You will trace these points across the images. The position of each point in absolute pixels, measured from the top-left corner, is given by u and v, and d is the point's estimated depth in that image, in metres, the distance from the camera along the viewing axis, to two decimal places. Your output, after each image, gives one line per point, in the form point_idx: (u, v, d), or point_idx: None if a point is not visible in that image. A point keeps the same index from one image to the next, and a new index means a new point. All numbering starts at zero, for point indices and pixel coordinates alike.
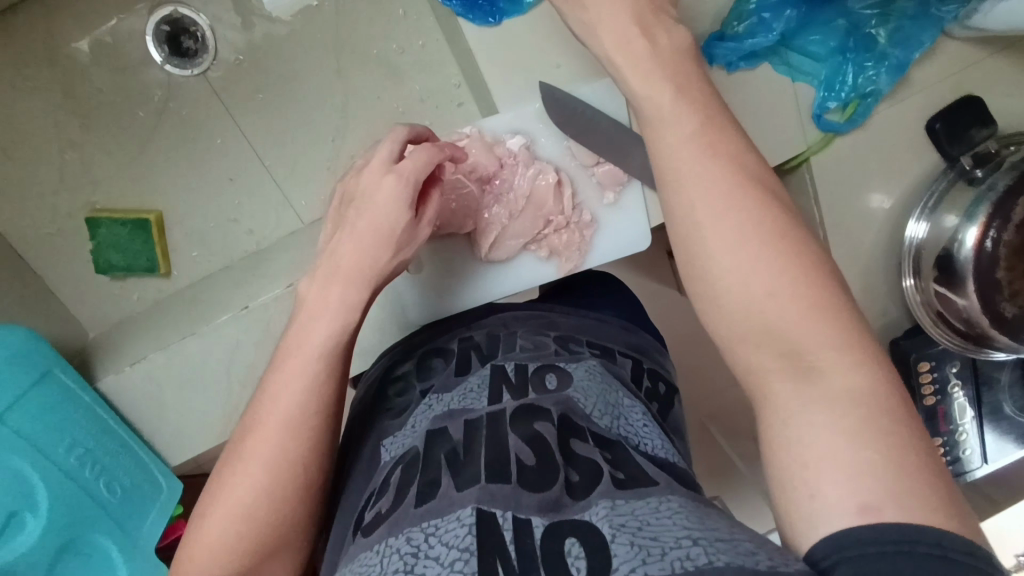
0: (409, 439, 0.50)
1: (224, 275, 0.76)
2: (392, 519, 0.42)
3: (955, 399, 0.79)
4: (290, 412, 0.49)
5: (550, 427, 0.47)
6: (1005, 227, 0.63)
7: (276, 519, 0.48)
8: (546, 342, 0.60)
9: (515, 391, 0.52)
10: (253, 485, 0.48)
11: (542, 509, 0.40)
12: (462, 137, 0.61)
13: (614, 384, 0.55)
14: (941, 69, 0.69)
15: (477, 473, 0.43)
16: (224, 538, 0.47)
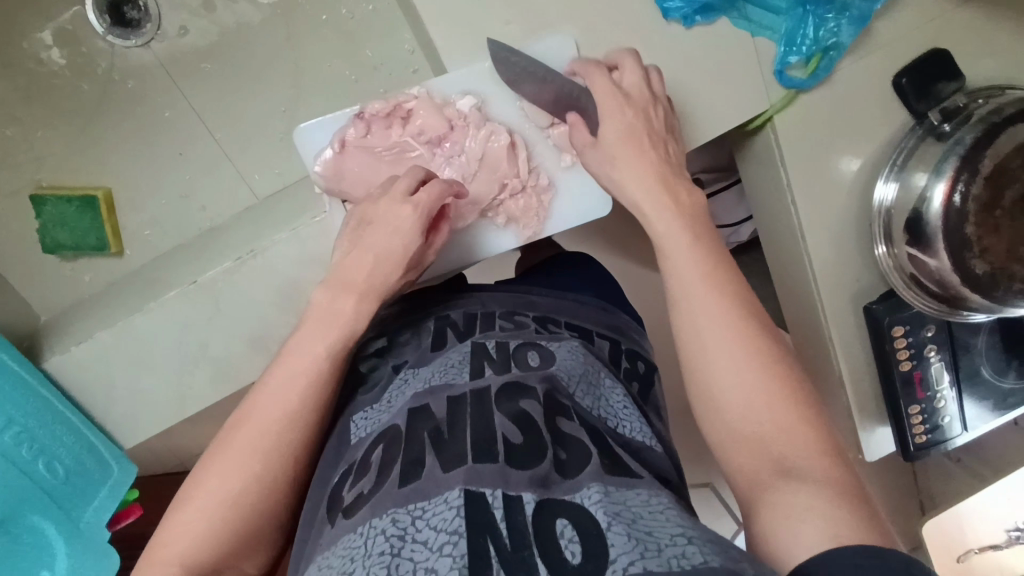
0: (388, 417, 0.51)
1: (178, 253, 0.74)
2: (375, 500, 0.43)
3: (931, 365, 0.78)
4: (285, 406, 0.51)
5: (535, 405, 0.49)
6: (973, 180, 0.62)
7: (257, 504, 0.49)
8: (523, 323, 0.62)
9: (496, 368, 0.53)
10: (239, 470, 0.49)
11: (533, 484, 0.42)
12: (410, 97, 0.59)
13: (596, 366, 0.57)
14: (907, 21, 0.67)
15: (463, 454, 0.44)
16: (204, 519, 0.48)
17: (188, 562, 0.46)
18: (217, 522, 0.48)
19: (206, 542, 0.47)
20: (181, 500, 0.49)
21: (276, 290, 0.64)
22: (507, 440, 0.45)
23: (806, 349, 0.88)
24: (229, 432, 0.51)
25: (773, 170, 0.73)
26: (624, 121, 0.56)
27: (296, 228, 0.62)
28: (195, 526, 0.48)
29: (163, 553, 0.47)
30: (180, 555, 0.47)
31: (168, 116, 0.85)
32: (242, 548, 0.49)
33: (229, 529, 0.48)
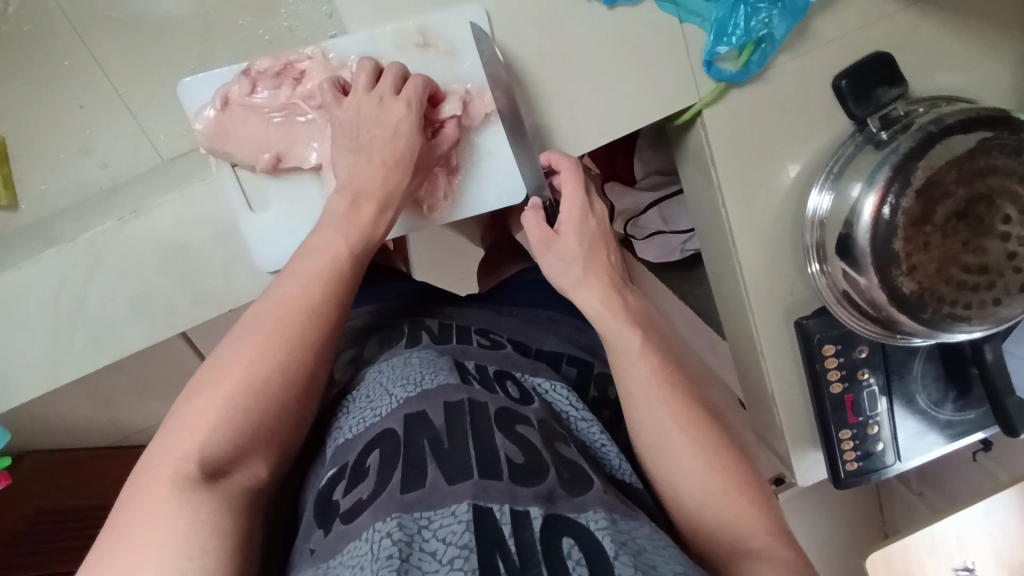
0: (378, 422, 0.50)
1: (69, 214, 0.69)
2: (377, 505, 0.43)
3: (865, 388, 0.74)
4: (306, 295, 0.50)
5: (532, 432, 0.50)
6: (903, 193, 0.58)
7: (268, 400, 0.47)
8: (499, 342, 0.64)
9: (481, 384, 0.54)
10: (257, 359, 0.47)
11: (539, 500, 0.43)
12: (304, 57, 0.58)
13: (576, 400, 0.59)
14: (847, 21, 0.63)
15: (467, 468, 0.44)
16: (213, 412, 0.45)
17: (203, 460, 0.43)
18: (229, 415, 0.45)
19: (222, 435, 0.45)
20: (187, 400, 0.46)
21: (158, 253, 0.61)
22: (510, 460, 0.46)
23: (741, 363, 0.84)
24: (241, 328, 0.49)
25: (705, 171, 0.68)
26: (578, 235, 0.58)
27: (183, 191, 0.60)
28: (209, 418, 0.45)
29: (165, 450, 0.43)
30: (194, 451, 0.43)
31: (67, 67, 0.73)
32: (253, 449, 0.46)
33: (241, 426, 0.45)
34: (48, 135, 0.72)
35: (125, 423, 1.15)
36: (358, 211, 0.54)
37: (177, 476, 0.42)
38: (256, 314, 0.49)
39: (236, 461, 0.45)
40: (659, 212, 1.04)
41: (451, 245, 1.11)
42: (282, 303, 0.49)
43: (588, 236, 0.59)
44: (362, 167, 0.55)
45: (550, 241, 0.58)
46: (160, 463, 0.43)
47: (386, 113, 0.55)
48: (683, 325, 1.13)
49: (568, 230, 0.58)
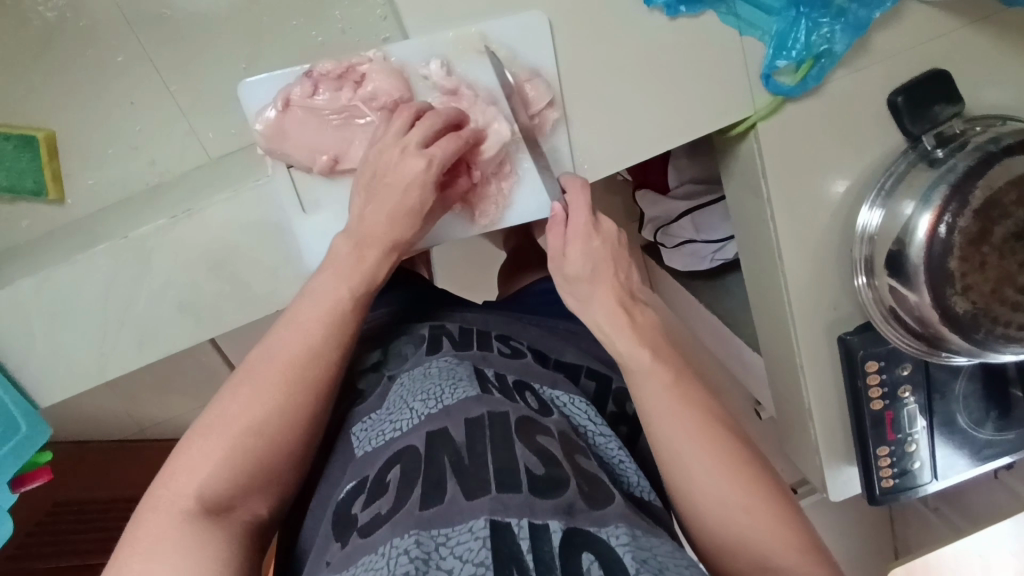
0: (399, 435, 0.50)
1: (117, 208, 0.69)
2: (395, 520, 0.43)
3: (905, 406, 0.73)
4: (307, 340, 0.53)
5: (553, 443, 0.50)
6: (961, 211, 0.58)
7: (266, 443, 0.49)
8: (520, 350, 0.64)
9: (501, 395, 0.54)
10: (265, 398, 0.50)
11: (558, 513, 0.43)
12: (365, 60, 0.58)
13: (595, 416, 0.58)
14: (908, 37, 0.63)
15: (486, 484, 0.44)
16: (213, 455, 0.48)
17: (203, 499, 0.46)
18: (228, 457, 0.48)
19: (220, 476, 0.48)
20: (190, 441, 0.49)
21: (206, 254, 0.61)
22: (529, 472, 0.46)
23: (776, 375, 0.83)
24: (240, 375, 0.52)
25: (754, 183, 0.68)
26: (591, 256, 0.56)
27: (235, 191, 0.60)
28: (209, 459, 0.48)
29: (164, 491, 0.46)
30: (194, 491, 0.46)
31: (119, 62, 0.73)
32: (254, 487, 0.49)
33: (240, 466, 0.48)
34: (96, 128, 0.72)
35: (147, 415, 1.15)
36: (363, 253, 0.56)
37: (177, 516, 0.45)
38: (257, 361, 0.52)
39: (234, 500, 0.48)
40: (692, 221, 1.03)
41: (477, 252, 1.11)
42: (284, 346, 0.53)
43: (593, 254, 0.56)
44: (373, 214, 0.56)
45: (558, 264, 0.57)
46: (162, 501, 0.46)
47: (399, 165, 0.56)
48: (710, 334, 1.13)
49: (573, 250, 0.56)
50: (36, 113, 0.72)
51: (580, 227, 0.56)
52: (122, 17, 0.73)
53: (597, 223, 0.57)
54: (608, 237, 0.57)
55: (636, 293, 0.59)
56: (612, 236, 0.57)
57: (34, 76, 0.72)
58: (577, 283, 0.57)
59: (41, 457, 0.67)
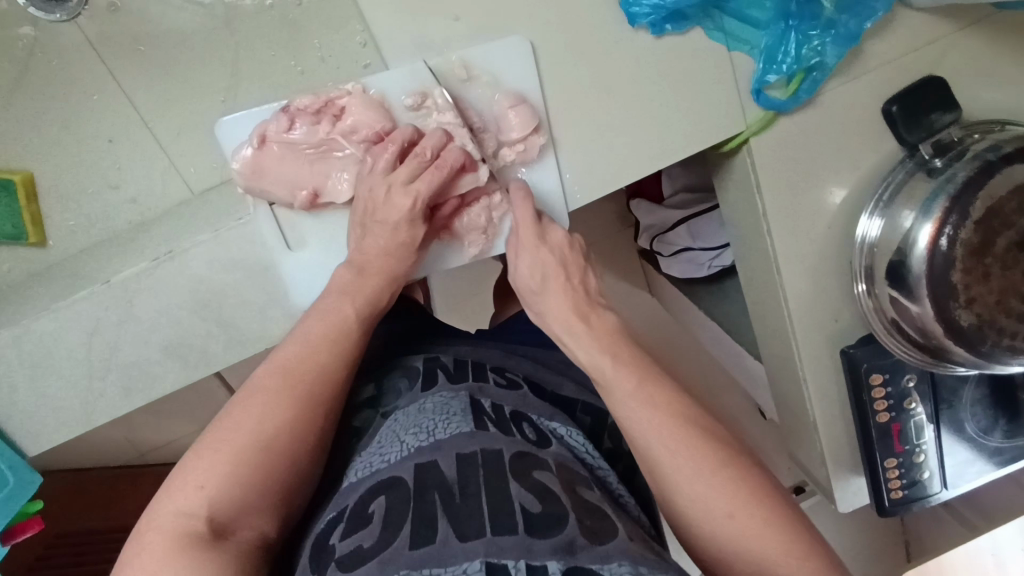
0: (387, 468, 0.49)
1: (100, 249, 0.68)
2: (383, 558, 0.41)
3: (912, 417, 0.72)
4: (315, 357, 0.53)
5: (551, 477, 0.48)
6: (962, 223, 0.56)
7: (274, 458, 0.49)
8: (515, 381, 0.64)
9: (497, 429, 0.53)
10: (272, 411, 0.50)
11: (557, 553, 0.41)
12: (343, 93, 0.56)
13: (589, 450, 0.58)
14: (901, 44, 0.61)
15: (480, 525, 0.43)
16: (220, 469, 0.47)
17: (210, 516, 0.45)
18: (236, 472, 0.47)
19: (228, 491, 0.46)
20: (195, 455, 0.48)
21: (191, 295, 0.59)
22: (525, 510, 0.44)
23: (779, 388, 0.82)
24: (246, 388, 0.51)
25: (749, 197, 0.66)
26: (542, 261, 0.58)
27: (218, 230, 0.59)
28: (215, 474, 0.47)
29: (167, 507, 0.45)
30: (202, 507, 0.45)
31: (96, 102, 0.71)
32: (260, 504, 0.48)
33: (247, 480, 0.47)
34: (75, 167, 0.71)
35: (146, 446, 1.14)
36: (364, 281, 0.58)
37: (183, 533, 0.43)
38: (265, 373, 0.52)
39: (240, 517, 0.46)
40: (688, 229, 1.02)
41: (473, 271, 1.09)
42: (293, 360, 0.53)
43: (542, 262, 0.58)
44: (370, 243, 0.58)
45: (513, 275, 0.60)
46: (166, 518, 0.44)
47: (390, 208, 0.56)
48: (712, 341, 1.12)
49: (523, 260, 0.59)
50: (11, 155, 0.70)
51: (531, 240, 0.59)
52: (96, 53, 0.71)
53: (546, 234, 0.59)
54: (559, 248, 0.59)
55: (596, 295, 0.60)
56: (564, 248, 0.59)
57: (7, 117, 0.70)
58: (530, 297, 0.59)
59: (30, 508, 0.66)
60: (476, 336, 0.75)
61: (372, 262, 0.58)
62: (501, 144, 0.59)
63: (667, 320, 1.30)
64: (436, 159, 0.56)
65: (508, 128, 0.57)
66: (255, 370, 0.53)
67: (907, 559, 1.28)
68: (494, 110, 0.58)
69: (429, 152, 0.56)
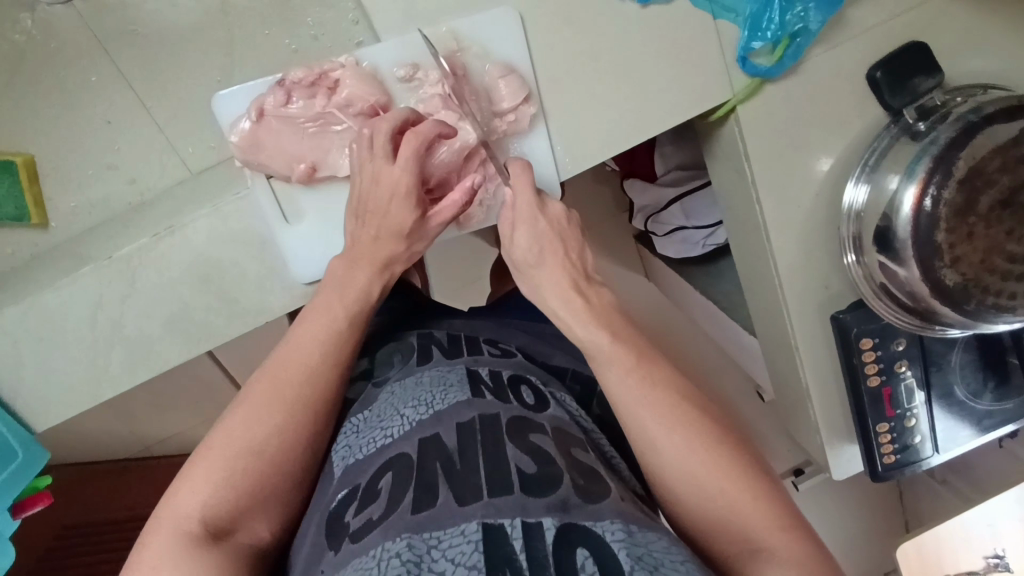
0: (392, 443, 0.50)
1: (101, 229, 0.69)
2: (387, 524, 0.42)
3: (902, 381, 0.73)
4: (305, 357, 0.55)
5: (546, 440, 0.50)
6: (945, 183, 0.57)
7: (267, 459, 0.51)
8: (509, 351, 0.66)
9: (493, 396, 0.54)
10: (263, 416, 0.52)
11: (550, 511, 0.42)
12: (337, 66, 0.58)
13: (583, 417, 0.58)
14: (884, 9, 0.62)
15: (478, 489, 0.44)
16: (217, 472, 0.49)
17: (207, 518, 0.47)
18: (232, 475, 0.49)
19: (225, 494, 0.48)
20: (193, 462, 0.50)
21: (192, 269, 0.61)
22: (521, 471, 0.45)
23: (772, 358, 0.83)
24: (240, 398, 0.54)
25: (738, 166, 0.67)
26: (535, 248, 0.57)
27: (217, 205, 0.60)
28: (212, 478, 0.49)
29: (168, 512, 0.47)
30: (199, 511, 0.47)
31: (94, 83, 0.72)
32: (256, 504, 0.49)
33: (243, 482, 0.49)
34: (74, 150, 0.72)
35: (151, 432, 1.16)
36: (355, 268, 0.58)
37: (181, 534, 0.45)
38: (257, 381, 0.54)
39: (237, 518, 0.48)
40: (681, 207, 1.03)
41: (470, 254, 1.11)
42: (284, 365, 0.55)
43: (538, 234, 0.57)
44: (367, 220, 0.59)
45: (509, 251, 0.58)
46: (168, 521, 0.46)
47: (382, 179, 0.56)
48: (707, 319, 1.13)
49: (519, 233, 0.57)
50: (12, 138, 0.71)
51: (526, 211, 0.57)
52: (93, 39, 0.72)
53: (543, 205, 0.58)
54: (555, 219, 0.58)
55: (592, 275, 0.60)
56: (560, 219, 0.59)
57: (5, 102, 0.71)
58: (526, 269, 0.58)
59: (41, 482, 0.67)
60: (471, 312, 0.76)
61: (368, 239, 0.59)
62: (493, 119, 0.59)
63: (663, 300, 1.31)
64: (412, 133, 0.56)
65: (498, 99, 0.58)
66: (250, 379, 0.56)
67: (905, 531, 1.31)
68: (485, 82, 0.59)
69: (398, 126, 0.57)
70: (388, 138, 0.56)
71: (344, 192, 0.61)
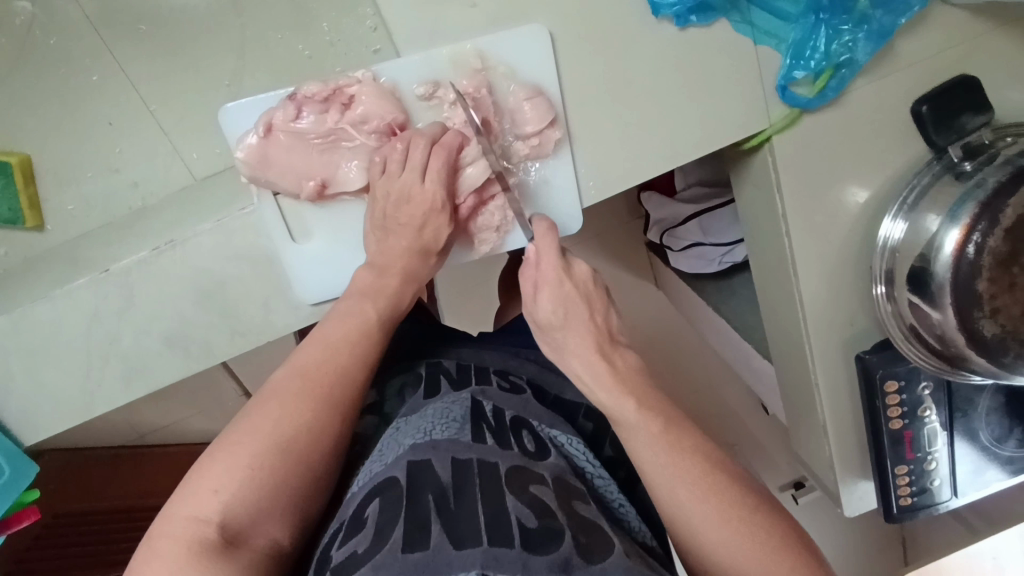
0: (384, 471, 0.48)
1: (99, 235, 0.66)
2: (375, 563, 0.39)
3: (925, 425, 0.70)
4: (335, 358, 0.52)
5: (547, 491, 0.47)
6: (991, 231, 0.54)
7: (291, 461, 0.47)
8: (519, 385, 0.63)
9: (494, 440, 0.52)
10: (293, 413, 0.48)
11: (553, 569, 0.39)
12: (353, 81, 0.54)
13: (587, 462, 0.56)
14: (935, 41, 0.59)
15: (477, 534, 0.41)
16: (237, 471, 0.45)
17: (225, 520, 0.43)
18: (255, 474, 0.45)
19: (245, 495, 0.45)
20: (212, 456, 0.46)
21: (194, 285, 0.58)
22: (522, 524, 0.43)
23: (788, 391, 0.81)
24: (269, 389, 0.50)
25: (768, 196, 0.64)
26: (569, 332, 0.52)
27: (221, 219, 0.57)
28: (232, 476, 0.45)
29: (181, 511, 0.43)
30: (216, 513, 0.43)
31: (96, 82, 0.69)
32: (277, 508, 0.46)
33: (264, 484, 0.45)
34: (74, 150, 0.69)
35: (146, 429, 1.14)
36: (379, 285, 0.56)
37: (196, 539, 0.42)
38: (287, 376, 0.51)
39: (254, 523, 0.44)
40: (698, 224, 1.00)
41: (480, 271, 1.09)
42: (316, 361, 0.51)
43: (564, 297, 0.52)
44: (383, 246, 0.56)
45: (531, 310, 0.54)
46: (181, 521, 0.43)
47: (403, 198, 0.55)
48: (719, 338, 1.10)
49: (543, 296, 0.52)
50: (8, 135, 0.68)
51: (550, 272, 0.52)
52: (96, 33, 0.69)
53: (568, 255, 0.54)
54: (581, 284, 0.53)
55: (618, 335, 0.55)
56: (587, 282, 0.54)
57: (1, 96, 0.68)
58: (550, 331, 0.53)
59: (26, 498, 0.65)
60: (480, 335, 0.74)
61: (381, 267, 0.57)
62: (514, 140, 0.57)
63: (673, 315, 1.28)
64: (435, 142, 0.54)
65: (522, 122, 0.55)
66: (274, 373, 0.52)
67: (904, 565, 1.30)
68: (511, 102, 0.55)
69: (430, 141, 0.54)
70: (422, 148, 0.54)
71: (356, 208, 0.58)
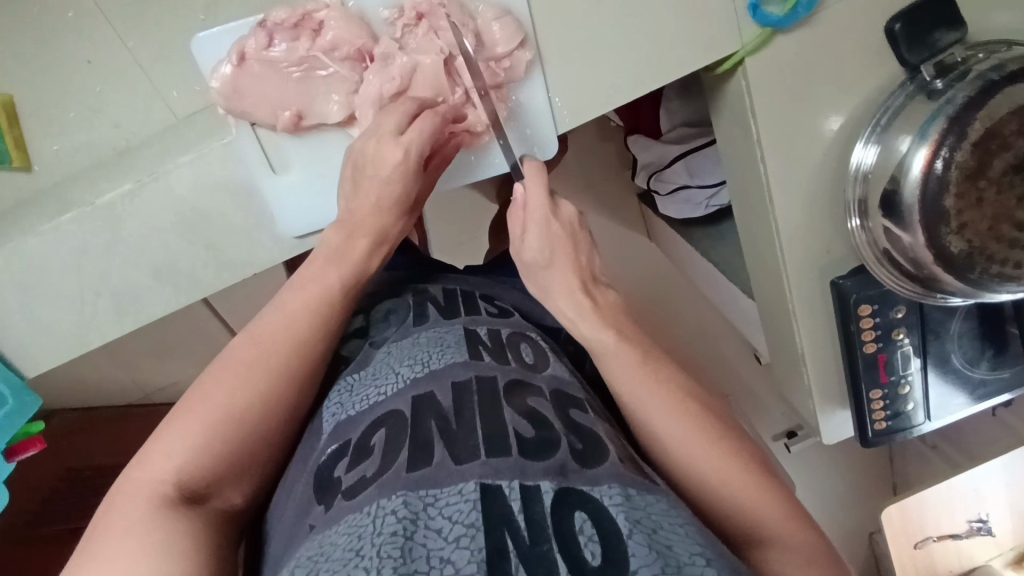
0: (386, 400, 0.49)
1: (87, 175, 0.68)
2: (381, 481, 0.41)
3: (899, 348, 0.72)
4: (296, 327, 0.53)
5: (543, 404, 0.49)
6: (959, 144, 0.56)
7: (244, 430, 0.48)
8: (507, 310, 0.65)
9: (491, 356, 0.53)
10: (251, 381, 0.50)
11: (550, 474, 0.42)
12: (321, 7, 0.56)
13: (578, 380, 0.58)
14: None
15: (474, 448, 0.43)
16: (194, 435, 0.46)
17: (183, 483, 0.45)
18: (213, 441, 0.47)
19: (204, 459, 0.46)
20: (167, 423, 0.47)
21: (177, 218, 0.60)
22: (519, 435, 0.45)
23: (767, 324, 0.82)
24: (225, 358, 0.51)
25: (744, 122, 0.64)
26: (556, 277, 0.57)
27: (200, 151, 0.58)
28: (189, 441, 0.46)
29: (141, 473, 0.44)
30: (175, 475, 0.45)
31: (71, 20, 0.66)
32: (234, 472, 0.48)
33: (218, 451, 0.47)
34: (47, 90, 0.68)
35: (151, 382, 1.15)
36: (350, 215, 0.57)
37: (156, 499, 0.43)
38: (243, 343, 0.52)
39: (211, 486, 0.46)
40: (685, 165, 0.99)
41: (467, 213, 1.10)
42: (277, 330, 0.53)
43: (552, 238, 0.56)
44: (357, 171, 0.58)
45: (520, 251, 0.57)
46: (142, 482, 0.44)
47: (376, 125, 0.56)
48: (708, 283, 1.12)
49: (531, 234, 0.56)
50: None
51: (538, 215, 0.56)
52: None
53: (557, 209, 0.57)
54: (568, 225, 0.58)
55: (598, 275, 0.59)
56: (573, 222, 0.58)
57: None
58: (537, 270, 0.57)
59: (32, 428, 0.70)
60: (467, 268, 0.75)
61: (364, 203, 0.57)
62: (485, 63, 0.58)
63: (665, 263, 1.30)
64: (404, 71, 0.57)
65: (492, 43, 0.57)
66: (234, 338, 0.53)
67: (893, 494, 1.41)
68: (477, 22, 0.57)
69: (401, 79, 0.57)
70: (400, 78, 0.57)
71: (336, 139, 0.60)
